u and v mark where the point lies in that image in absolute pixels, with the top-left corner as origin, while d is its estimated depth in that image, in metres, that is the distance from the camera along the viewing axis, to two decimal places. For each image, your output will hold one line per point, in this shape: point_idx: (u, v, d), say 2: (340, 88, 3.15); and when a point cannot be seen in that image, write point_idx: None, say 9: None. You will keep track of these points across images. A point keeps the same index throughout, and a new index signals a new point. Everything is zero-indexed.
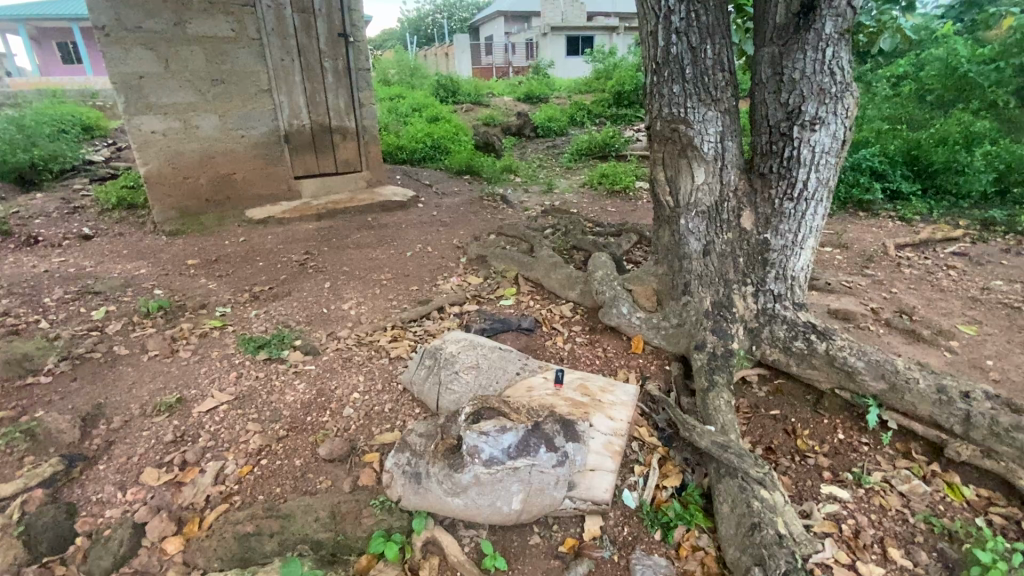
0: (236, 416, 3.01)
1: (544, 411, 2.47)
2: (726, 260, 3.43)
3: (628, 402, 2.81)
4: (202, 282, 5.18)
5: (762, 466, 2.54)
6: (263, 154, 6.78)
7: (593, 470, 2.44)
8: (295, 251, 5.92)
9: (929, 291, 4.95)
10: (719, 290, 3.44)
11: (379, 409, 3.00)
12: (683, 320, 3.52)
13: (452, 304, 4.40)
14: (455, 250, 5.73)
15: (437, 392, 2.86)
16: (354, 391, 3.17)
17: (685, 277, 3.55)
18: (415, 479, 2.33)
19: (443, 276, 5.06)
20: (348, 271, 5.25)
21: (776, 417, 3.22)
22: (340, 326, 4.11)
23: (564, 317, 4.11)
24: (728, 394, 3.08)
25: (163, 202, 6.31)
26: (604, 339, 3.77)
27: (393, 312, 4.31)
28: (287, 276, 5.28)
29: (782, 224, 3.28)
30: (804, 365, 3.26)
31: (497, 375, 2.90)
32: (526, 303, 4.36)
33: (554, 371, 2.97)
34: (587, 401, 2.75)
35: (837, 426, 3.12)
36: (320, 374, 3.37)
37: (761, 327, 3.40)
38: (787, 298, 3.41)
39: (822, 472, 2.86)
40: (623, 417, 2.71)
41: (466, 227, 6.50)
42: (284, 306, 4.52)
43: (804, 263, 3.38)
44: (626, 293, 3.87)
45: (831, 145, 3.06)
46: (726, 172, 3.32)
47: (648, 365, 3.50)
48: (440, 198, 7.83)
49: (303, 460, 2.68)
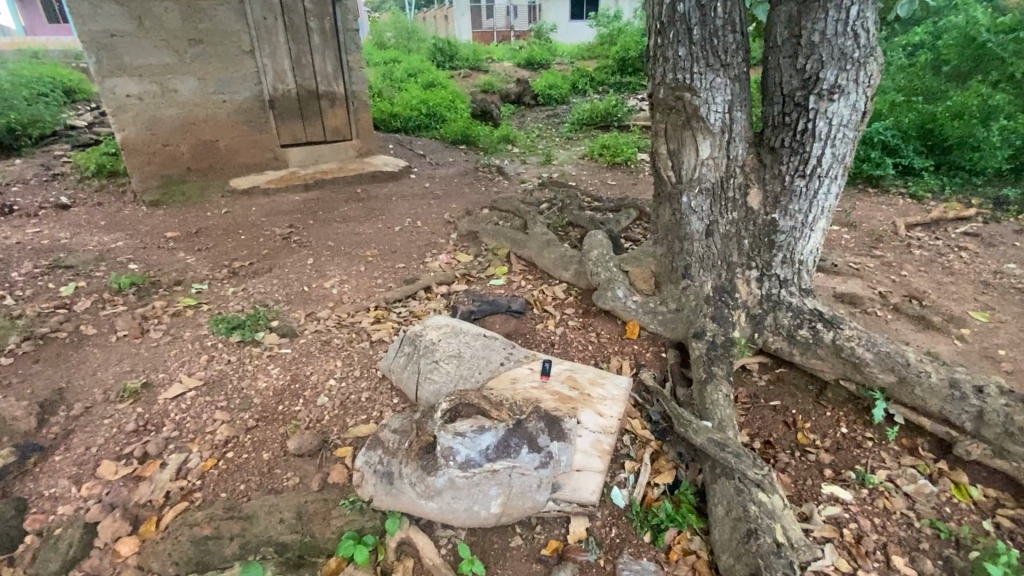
0: (204, 404, 2.87)
1: (525, 411, 2.23)
2: (729, 241, 3.17)
3: (621, 398, 2.48)
4: (180, 258, 4.99)
5: (761, 466, 2.33)
6: (246, 120, 6.42)
7: (578, 471, 2.23)
8: (280, 225, 5.69)
9: (940, 274, 4.75)
10: (721, 274, 3.20)
11: (355, 398, 2.82)
12: (681, 306, 3.31)
13: (440, 283, 4.21)
14: (446, 224, 5.48)
15: (417, 381, 2.65)
16: (330, 377, 3.02)
17: (685, 259, 3.30)
18: (387, 479, 2.16)
19: (432, 252, 4.83)
20: (333, 247, 5.04)
21: (776, 408, 3.09)
22: (321, 305, 3.92)
23: (556, 299, 3.93)
24: (729, 386, 2.83)
25: (143, 170, 6.04)
26: (598, 323, 3.61)
27: (377, 291, 4.11)
28: (270, 251, 5.08)
29: (792, 204, 3.01)
30: (807, 354, 3.08)
31: (480, 366, 2.63)
32: (517, 284, 4.17)
33: (542, 362, 2.67)
34: (574, 396, 2.44)
35: (839, 419, 2.98)
36: (296, 359, 3.23)
37: (764, 313, 3.19)
38: (794, 284, 3.17)
39: (824, 471, 2.69)
40: (615, 416, 2.40)
41: (459, 201, 6.22)
42: (264, 283, 4.35)
43: (813, 246, 3.12)
44: (623, 274, 3.66)
45: (849, 117, 2.78)
46: (733, 145, 3.04)
47: (643, 352, 3.34)
48: (434, 168, 7.54)
49: (271, 454, 2.51)
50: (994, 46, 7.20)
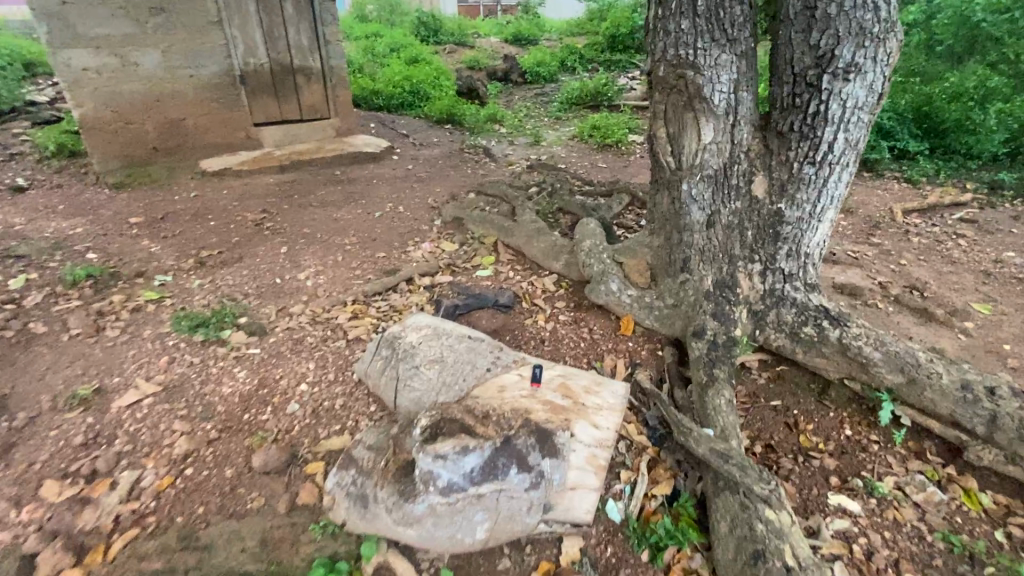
0: (162, 413, 2.62)
1: (513, 427, 2.02)
2: (731, 233, 2.96)
3: (618, 407, 2.26)
4: (143, 246, 4.66)
5: (768, 480, 2.16)
6: (216, 97, 5.99)
7: (573, 489, 2.03)
8: (252, 210, 5.35)
9: (939, 263, 4.62)
10: (722, 268, 3.01)
11: (328, 406, 2.60)
12: (679, 301, 3.12)
13: (423, 275, 3.96)
14: (429, 209, 5.19)
15: (395, 389, 2.42)
16: (302, 382, 2.79)
17: (684, 251, 3.09)
18: (361, 503, 1.95)
19: (414, 240, 4.57)
20: (309, 234, 4.76)
21: (776, 408, 2.95)
22: (294, 299, 3.66)
23: (546, 291, 3.72)
24: (731, 390, 2.65)
25: (105, 149, 5.65)
26: (590, 318, 3.41)
27: (355, 284, 3.85)
28: (241, 239, 4.77)
29: (800, 192, 2.80)
30: (811, 352, 2.92)
31: (464, 372, 2.37)
32: (504, 276, 3.94)
33: (531, 367, 2.41)
34: (567, 406, 2.21)
35: (843, 421, 2.84)
36: (265, 360, 2.99)
37: (767, 309, 3.00)
38: (799, 278, 2.98)
39: (829, 478, 2.55)
40: (612, 428, 2.18)
41: (443, 184, 5.92)
42: (233, 275, 4.07)
43: (821, 237, 2.92)
44: (616, 266, 3.45)
45: (865, 98, 2.56)
46: (737, 129, 2.82)
47: (638, 350, 3.16)
48: (417, 149, 7.20)
49: (235, 471, 2.28)
50: (987, 26, 6.97)
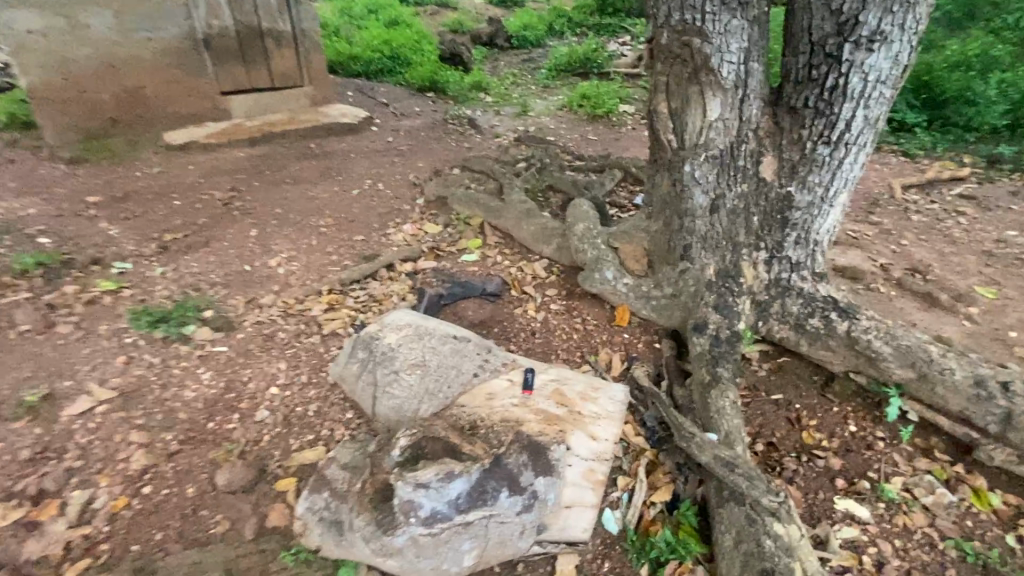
0: (117, 422, 2.38)
1: (502, 445, 1.83)
2: (737, 218, 2.75)
3: (617, 416, 2.07)
4: (101, 228, 4.30)
5: (777, 492, 2.02)
6: (178, 63, 5.50)
7: (568, 508, 1.86)
8: (219, 188, 4.99)
9: (940, 243, 4.49)
10: (725, 256, 2.81)
11: (301, 412, 2.39)
12: (678, 291, 2.91)
13: (404, 260, 3.71)
14: (411, 186, 4.88)
15: (373, 396, 2.23)
16: (272, 385, 2.56)
17: (684, 238, 2.87)
18: (335, 530, 1.76)
19: (395, 221, 4.28)
20: (281, 215, 4.46)
21: (778, 402, 2.82)
22: (265, 290, 3.40)
23: (537, 277, 3.50)
24: (737, 391, 2.47)
25: (57, 122, 5.19)
26: (584, 308, 3.21)
27: (331, 271, 3.59)
28: (208, 220, 4.45)
29: (812, 174, 2.58)
30: (816, 345, 2.77)
31: (448, 378, 2.17)
32: (492, 261, 3.70)
33: (522, 371, 2.20)
34: (561, 416, 2.02)
35: (848, 416, 2.72)
36: (232, 360, 2.75)
37: (771, 300, 2.83)
38: (807, 267, 2.79)
39: (835, 480, 2.44)
40: (610, 439, 2.00)
41: (425, 159, 5.58)
42: (199, 262, 3.78)
43: (831, 223, 2.73)
44: (612, 252, 3.22)
45: (888, 71, 2.32)
46: (747, 104, 2.56)
47: (634, 342, 2.98)
48: (398, 120, 6.79)
49: (198, 490, 2.07)
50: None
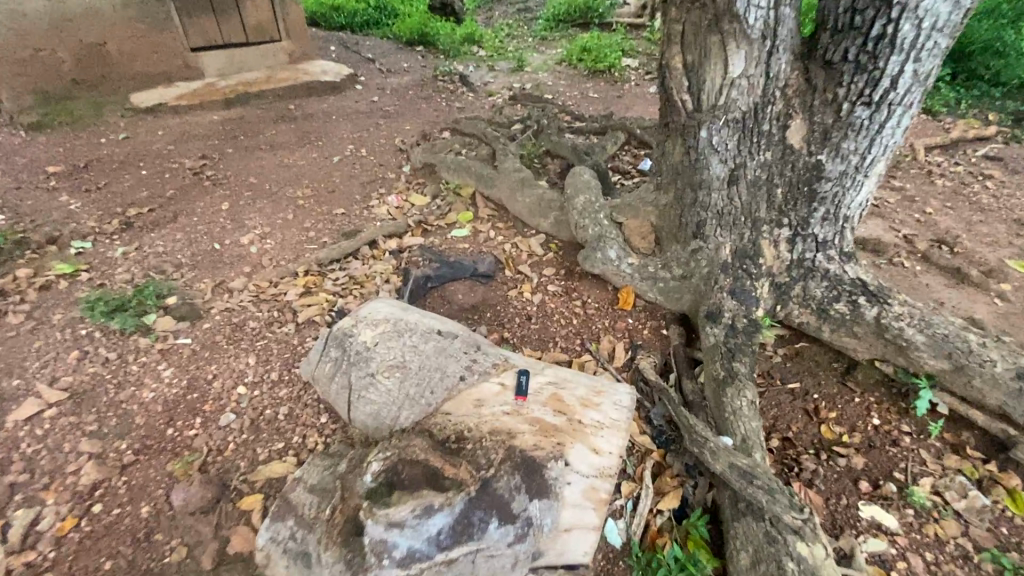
0: (67, 429, 2.15)
1: (489, 465, 1.60)
2: (758, 191, 2.43)
3: (622, 425, 1.82)
4: (61, 202, 3.96)
5: (801, 509, 1.78)
6: (141, 15, 4.96)
7: (568, 532, 1.63)
8: (189, 155, 4.60)
9: (967, 211, 4.16)
10: (744, 234, 2.51)
11: (270, 417, 2.15)
12: (689, 272, 2.63)
13: (388, 236, 3.40)
14: (396, 151, 4.50)
15: (348, 400, 1.98)
16: (238, 383, 2.31)
17: (698, 213, 2.57)
18: (301, 564, 1.54)
19: (378, 191, 3.94)
20: (255, 184, 4.14)
21: (794, 392, 2.60)
22: (235, 272, 3.11)
23: (533, 255, 3.20)
24: (756, 390, 2.23)
25: (12, 84, 4.66)
26: (584, 289, 2.93)
27: (308, 250, 3.30)
28: (177, 192, 4.11)
29: (847, 141, 2.24)
30: (840, 331, 2.52)
31: (431, 382, 1.91)
32: (484, 236, 3.38)
33: (515, 373, 1.95)
34: (559, 426, 1.77)
35: (870, 408, 2.51)
36: (196, 355, 2.48)
37: (793, 282, 2.54)
38: (834, 246, 2.49)
39: (859, 483, 2.23)
40: (614, 453, 1.75)
41: (412, 121, 5.15)
42: (165, 239, 3.47)
43: (864, 196, 2.41)
44: (615, 228, 2.91)
45: (947, 15, 1.94)
46: (775, 57, 2.19)
47: (639, 329, 2.72)
48: (384, 77, 6.29)
49: (153, 509, 1.85)
50: None
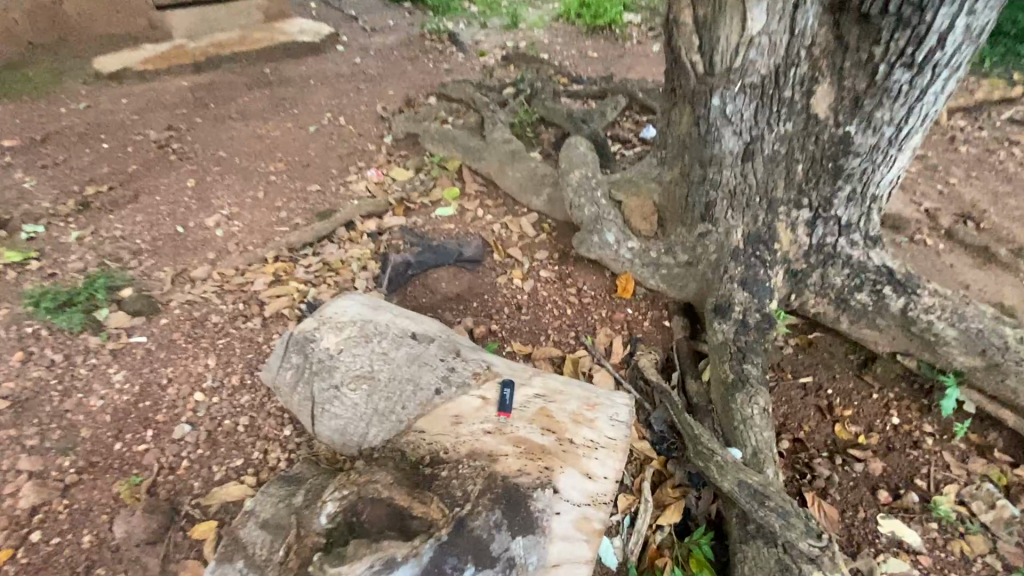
0: (5, 444, 1.94)
1: (462, 500, 1.41)
2: (775, 168, 2.15)
3: (620, 445, 1.60)
4: (13, 180, 3.65)
5: (818, 536, 1.58)
6: None
7: (557, 569, 1.42)
8: (154, 126, 4.24)
9: (994, 181, 3.86)
10: (758, 216, 2.24)
11: (229, 428, 1.94)
12: (696, 258, 2.37)
13: (367, 216, 3.12)
14: (378, 120, 4.14)
15: (311, 413, 1.76)
16: (196, 389, 2.09)
17: (706, 193, 2.29)
18: None
19: (357, 165, 3.62)
20: (225, 158, 3.80)
21: (806, 387, 2.39)
22: (198, 259, 2.85)
23: (523, 236, 2.93)
24: (770, 395, 1.99)
25: None
26: (579, 275, 2.68)
27: (278, 233, 3.03)
28: (140, 167, 3.79)
29: (882, 110, 1.94)
30: (860, 323, 2.29)
31: (403, 396, 1.69)
32: (471, 215, 3.09)
33: (500, 383, 1.71)
34: (547, 448, 1.56)
35: (889, 406, 2.30)
36: (151, 355, 2.25)
37: (811, 269, 2.29)
38: (858, 229, 2.23)
39: (877, 492, 2.05)
40: (610, 478, 1.54)
41: (396, 85, 4.75)
42: (124, 222, 3.19)
43: (895, 173, 2.12)
44: (614, 207, 2.63)
45: None
46: (803, 10, 1.87)
47: (639, 320, 2.49)
48: (367, 36, 5.81)
49: (96, 538, 1.67)
50: None
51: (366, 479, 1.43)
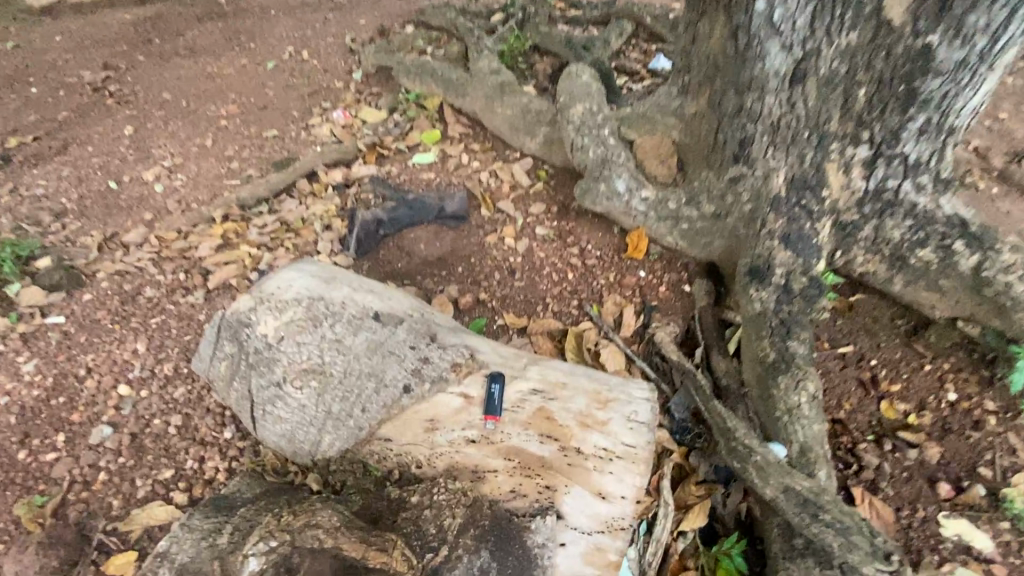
0: None
1: (436, 542, 1.16)
2: (832, 93, 1.68)
3: (641, 455, 1.30)
4: None
5: (889, 559, 1.30)
6: None
7: None
8: (88, 65, 3.67)
9: None
10: (806, 156, 1.78)
11: (158, 431, 1.59)
12: (724, 210, 1.96)
13: (332, 165, 2.66)
14: (347, 52, 3.57)
15: (251, 414, 1.42)
16: (121, 380, 1.72)
17: (742, 127, 1.82)
18: None
19: (322, 106, 3.11)
20: (170, 101, 3.27)
21: (845, 357, 2.05)
22: (133, 220, 2.42)
23: (515, 185, 2.49)
24: (820, 378, 1.68)
25: None
26: (581, 232, 2.27)
27: (228, 188, 2.59)
28: (71, 114, 3.27)
29: (977, 13, 1.48)
30: (917, 285, 1.92)
31: (363, 395, 1.36)
32: (455, 162, 2.63)
33: (486, 378, 1.39)
34: (548, 463, 1.28)
35: (944, 378, 1.96)
36: (68, 338, 1.87)
37: (864, 221, 1.89)
38: (928, 171, 1.79)
39: (936, 486, 1.77)
40: (628, 497, 1.26)
41: (368, 13, 4.10)
42: (49, 177, 2.72)
43: (979, 99, 1.69)
44: (624, 148, 2.17)
45: None
46: None
47: (653, 284, 2.12)
48: None
49: None
50: None
51: (304, 523, 1.13)
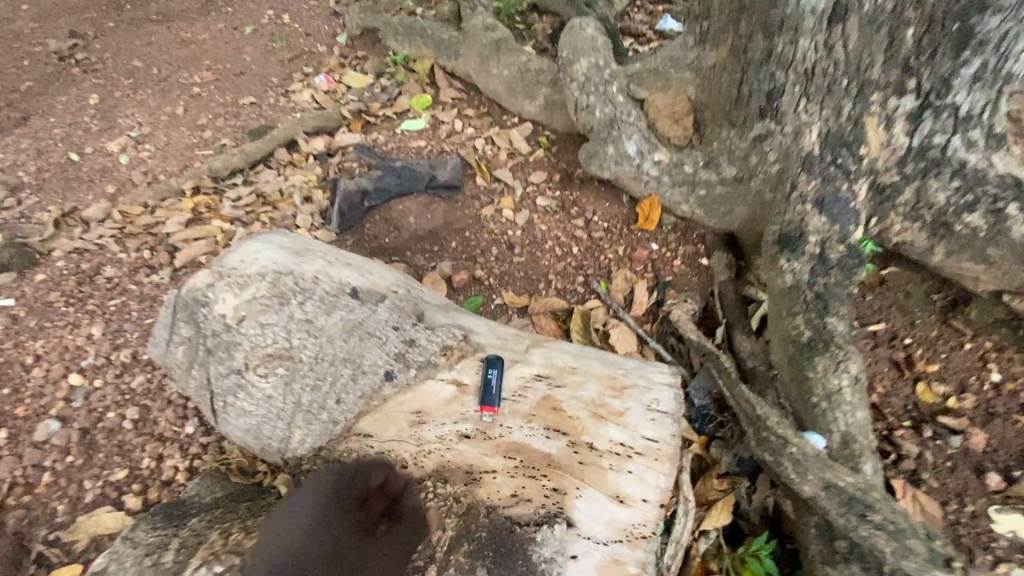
0: None
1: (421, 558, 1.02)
2: (875, 31, 1.45)
3: (663, 451, 1.15)
4: None
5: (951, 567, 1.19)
6: None
7: None
8: (53, 29, 3.40)
9: None
10: (843, 105, 1.55)
11: (114, 427, 1.43)
12: (747, 172, 1.75)
13: (314, 134, 2.44)
14: (331, 14, 3.29)
15: (212, 405, 1.27)
16: (72, 369, 1.54)
17: (769, 76, 1.60)
18: None
19: (304, 71, 2.87)
20: (140, 68, 3.02)
21: (876, 337, 1.86)
22: (95, 194, 2.21)
23: (513, 152, 2.28)
24: (862, 359, 1.51)
25: None
26: (586, 202, 2.06)
27: (200, 160, 2.37)
28: (34, 82, 3.02)
29: None
30: (963, 254, 1.71)
31: (338, 385, 1.23)
32: (447, 129, 2.41)
33: (483, 362, 1.25)
34: (556, 461, 1.14)
35: (988, 358, 1.77)
36: (15, 323, 1.68)
37: (904, 183, 1.67)
38: (981, 122, 1.56)
39: (986, 477, 1.60)
40: (651, 500, 1.11)
41: None
42: (5, 149, 2.50)
43: None
44: (634, 107, 1.95)
45: None
46: None
47: (665, 259, 1.94)
48: None
49: None
50: None
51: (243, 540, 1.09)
